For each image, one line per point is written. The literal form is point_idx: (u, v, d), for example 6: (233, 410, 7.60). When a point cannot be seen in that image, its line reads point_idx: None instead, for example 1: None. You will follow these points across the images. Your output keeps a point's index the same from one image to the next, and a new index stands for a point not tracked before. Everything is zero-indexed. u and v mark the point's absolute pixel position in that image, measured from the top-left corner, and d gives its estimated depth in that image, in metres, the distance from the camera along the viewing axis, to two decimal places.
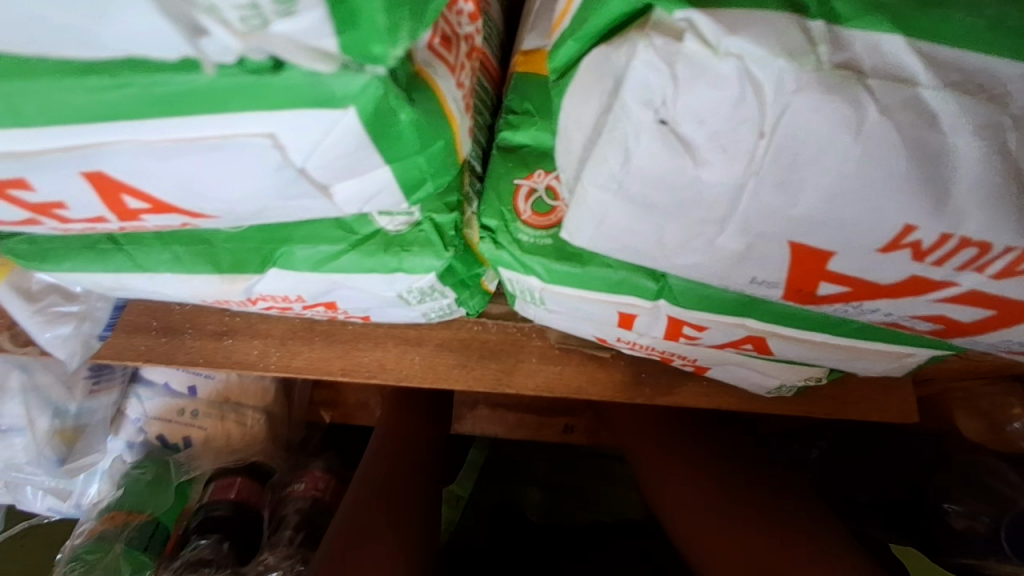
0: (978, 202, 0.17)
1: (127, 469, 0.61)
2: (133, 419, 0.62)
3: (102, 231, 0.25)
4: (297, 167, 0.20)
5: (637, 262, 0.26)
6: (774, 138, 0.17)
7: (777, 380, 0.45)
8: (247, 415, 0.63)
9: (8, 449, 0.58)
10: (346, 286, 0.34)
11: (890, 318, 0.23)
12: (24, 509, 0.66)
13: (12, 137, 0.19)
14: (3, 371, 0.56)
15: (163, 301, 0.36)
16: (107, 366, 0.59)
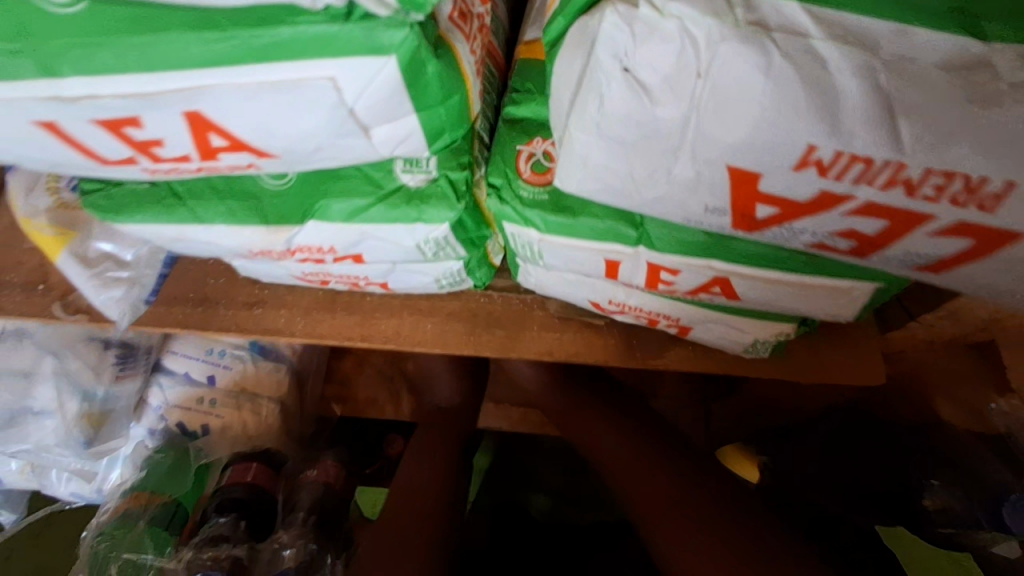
0: (862, 125, 0.22)
1: (149, 453, 0.85)
2: (154, 407, 0.84)
3: (183, 171, 0.33)
4: (349, 106, 0.28)
5: (618, 204, 0.31)
6: (708, 79, 0.23)
7: (751, 337, 0.50)
8: (261, 405, 0.85)
9: (40, 432, 0.80)
10: (374, 237, 0.40)
11: (817, 237, 0.28)
12: (49, 495, 0.92)
13: (140, 80, 0.27)
14: (37, 364, 0.78)
15: (216, 253, 0.42)
16: (130, 358, 0.81)
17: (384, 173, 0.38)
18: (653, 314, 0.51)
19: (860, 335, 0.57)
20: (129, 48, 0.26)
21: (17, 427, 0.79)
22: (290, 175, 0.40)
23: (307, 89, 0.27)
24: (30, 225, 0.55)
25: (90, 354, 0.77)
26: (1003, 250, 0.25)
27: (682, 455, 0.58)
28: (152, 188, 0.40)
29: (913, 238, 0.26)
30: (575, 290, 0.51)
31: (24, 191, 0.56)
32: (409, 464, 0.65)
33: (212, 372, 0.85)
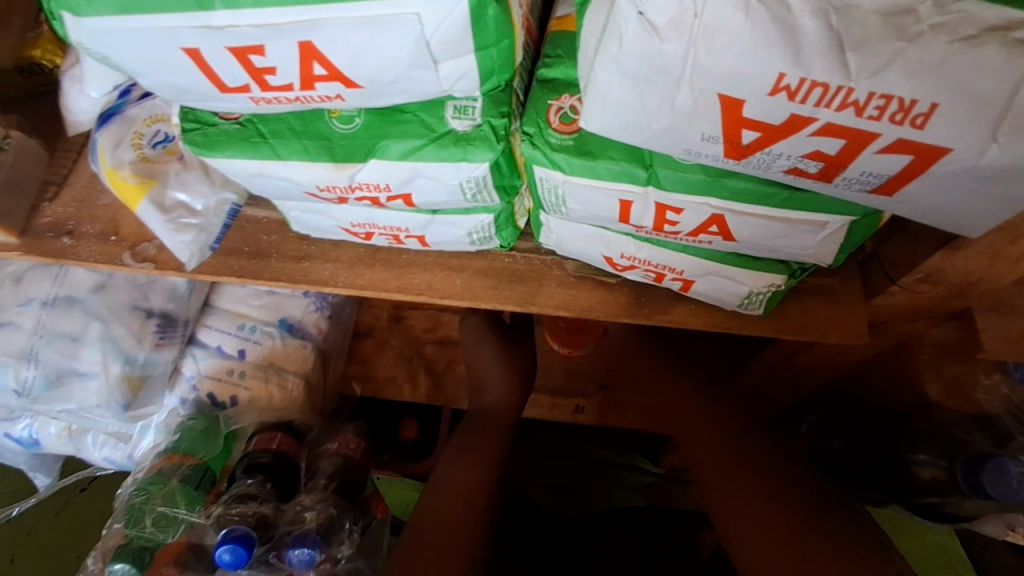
0: (819, 55, 0.30)
1: (182, 419, 0.98)
2: (188, 376, 0.99)
3: (283, 101, 0.42)
4: (427, 39, 0.37)
5: (631, 139, 0.39)
6: (703, 17, 0.31)
7: (747, 288, 0.57)
8: (288, 381, 1.00)
9: (85, 391, 0.93)
10: (423, 175, 0.47)
11: (790, 160, 0.36)
12: (85, 454, 1.07)
13: (269, 14, 0.36)
14: (88, 327, 0.92)
15: (289, 188, 0.50)
16: (169, 329, 0.96)
17: (436, 119, 0.46)
18: (659, 268, 0.58)
19: (845, 298, 0.64)
20: None
21: (64, 386, 0.93)
22: (356, 120, 0.47)
23: (400, 24, 0.36)
24: (115, 174, 0.64)
25: (133, 323, 0.93)
26: (938, 164, 0.34)
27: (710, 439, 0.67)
28: (241, 129, 0.48)
29: (865, 155, 0.34)
30: (592, 245, 0.58)
31: (112, 144, 0.64)
32: (452, 459, 0.77)
33: (241, 347, 1.00)
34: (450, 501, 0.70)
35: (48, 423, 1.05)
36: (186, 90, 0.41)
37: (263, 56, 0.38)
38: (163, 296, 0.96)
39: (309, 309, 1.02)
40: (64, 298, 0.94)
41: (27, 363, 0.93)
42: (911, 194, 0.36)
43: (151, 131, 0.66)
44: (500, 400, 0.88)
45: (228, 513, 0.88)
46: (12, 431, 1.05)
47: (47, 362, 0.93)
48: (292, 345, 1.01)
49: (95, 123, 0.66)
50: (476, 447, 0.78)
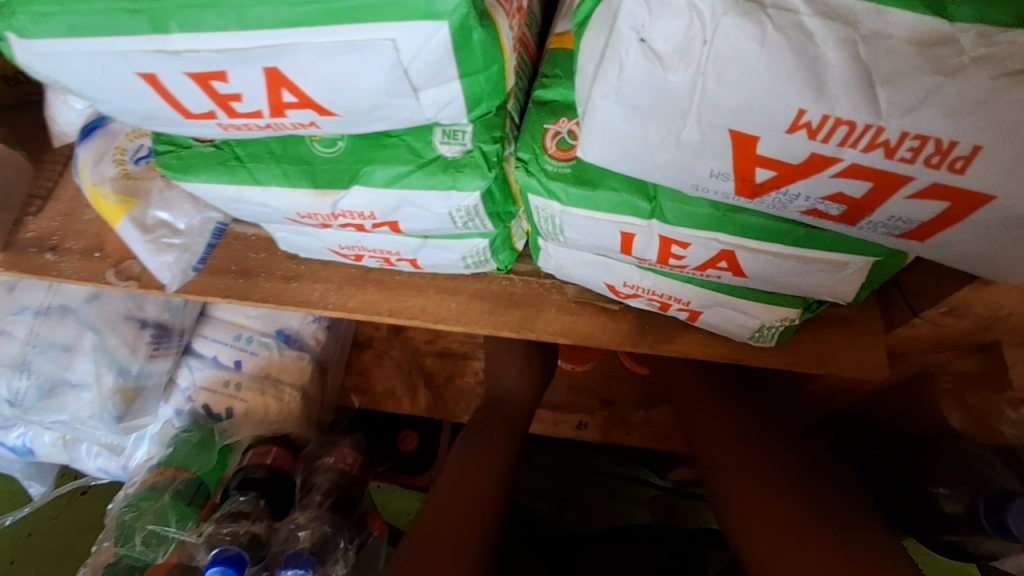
0: (844, 90, 0.27)
1: (177, 431, 0.97)
2: (183, 388, 0.97)
3: (253, 128, 0.39)
4: (405, 66, 0.33)
5: (632, 172, 0.36)
6: (713, 45, 0.27)
7: (758, 321, 0.53)
8: (285, 392, 0.97)
9: (79, 402, 0.91)
10: (410, 203, 0.44)
11: (809, 201, 0.33)
12: (79, 464, 1.05)
13: (233, 37, 0.33)
14: (83, 336, 0.89)
15: (268, 213, 0.47)
16: (163, 339, 0.93)
17: (424, 144, 0.43)
18: (664, 298, 0.55)
19: (863, 327, 0.60)
20: (228, 10, 0.32)
21: (58, 397, 0.91)
22: (339, 144, 0.44)
23: (374, 49, 0.33)
24: (96, 190, 0.61)
25: (127, 333, 0.90)
26: (978, 210, 0.30)
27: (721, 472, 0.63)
28: (217, 152, 0.45)
29: (894, 199, 0.31)
30: (592, 273, 0.55)
31: (93, 158, 0.61)
32: (452, 465, 0.70)
33: (237, 358, 0.97)
34: (450, 509, 0.63)
35: (42, 433, 1.03)
36: (149, 116, 0.38)
37: (227, 82, 0.35)
38: (158, 306, 0.92)
39: (307, 320, 0.99)
40: (58, 307, 0.91)
41: (20, 373, 0.90)
42: (943, 241, 0.33)
43: (134, 146, 0.63)
44: (515, 394, 0.84)
45: (221, 531, 0.85)
46: (6, 439, 1.03)
47: (40, 371, 0.90)
48: (289, 356, 0.98)
49: (79, 137, 0.63)
50: (478, 452, 0.72)
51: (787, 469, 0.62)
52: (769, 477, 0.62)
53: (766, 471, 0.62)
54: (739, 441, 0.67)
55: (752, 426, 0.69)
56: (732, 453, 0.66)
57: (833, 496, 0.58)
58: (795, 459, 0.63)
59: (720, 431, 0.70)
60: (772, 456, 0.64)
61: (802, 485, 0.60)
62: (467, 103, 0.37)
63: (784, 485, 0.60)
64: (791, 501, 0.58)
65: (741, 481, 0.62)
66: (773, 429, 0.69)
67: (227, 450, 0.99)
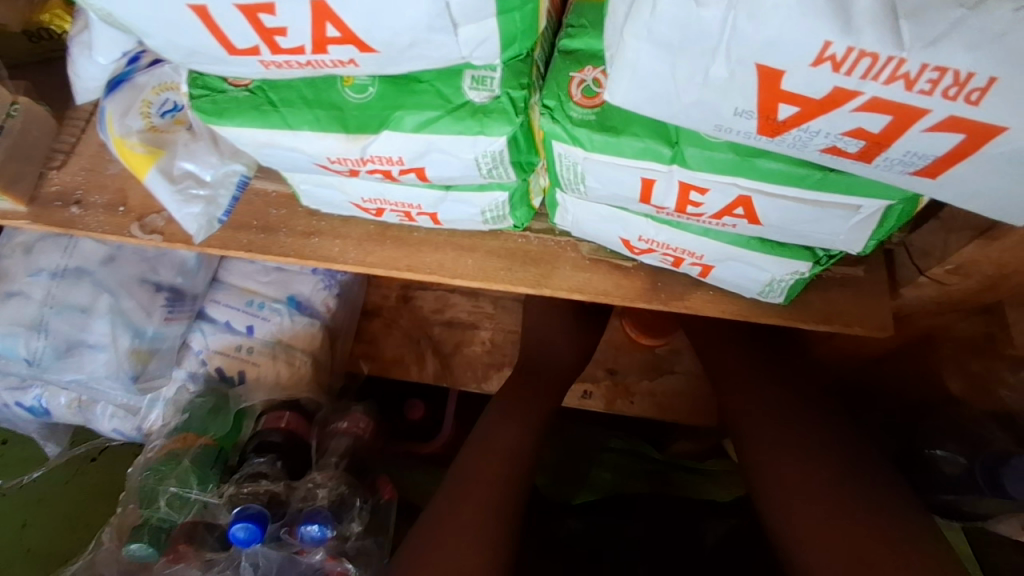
0: (867, 22, 0.29)
1: (191, 395, 1.00)
2: (196, 350, 1.01)
3: (293, 67, 0.40)
4: (447, 1, 0.35)
5: (658, 114, 0.37)
6: None
7: (769, 275, 0.55)
8: (296, 357, 1.01)
9: (97, 363, 0.94)
10: (437, 148, 0.45)
11: (830, 139, 0.34)
12: (93, 424, 1.07)
13: None
14: (97, 296, 0.93)
15: (298, 158, 0.48)
16: (177, 302, 0.97)
17: (453, 89, 0.44)
18: (679, 252, 0.57)
19: (870, 288, 0.62)
20: None
21: (75, 357, 0.94)
22: (370, 89, 0.45)
23: None
24: (123, 143, 0.62)
25: (142, 296, 0.95)
26: (989, 144, 0.32)
27: (757, 442, 0.67)
28: (250, 96, 0.46)
29: (911, 133, 0.33)
30: (609, 227, 0.57)
31: (120, 112, 0.63)
32: (470, 461, 0.71)
33: (250, 322, 1.01)
34: (466, 499, 0.66)
35: (58, 394, 1.05)
36: (194, 53, 0.40)
37: (274, 15, 0.36)
38: (172, 270, 0.97)
39: (318, 287, 1.03)
40: (74, 270, 0.95)
41: (37, 334, 0.94)
42: (956, 178, 0.34)
43: (160, 99, 0.64)
44: (555, 355, 0.88)
45: (241, 491, 0.89)
46: (23, 400, 1.06)
47: (56, 332, 0.94)
48: (300, 322, 1.02)
49: (102, 93, 0.64)
50: (502, 427, 0.75)
51: (823, 464, 0.62)
52: (795, 459, 0.63)
53: (796, 434, 0.65)
54: (759, 416, 0.69)
55: (772, 403, 0.70)
56: (758, 426, 0.68)
57: (856, 460, 0.62)
58: (820, 448, 0.63)
59: (738, 413, 0.72)
60: (797, 437, 0.65)
61: (829, 463, 0.62)
62: (500, 44, 0.39)
63: (811, 468, 0.62)
64: (821, 467, 0.61)
65: (772, 457, 0.65)
66: (796, 408, 0.69)
67: (240, 415, 1.01)
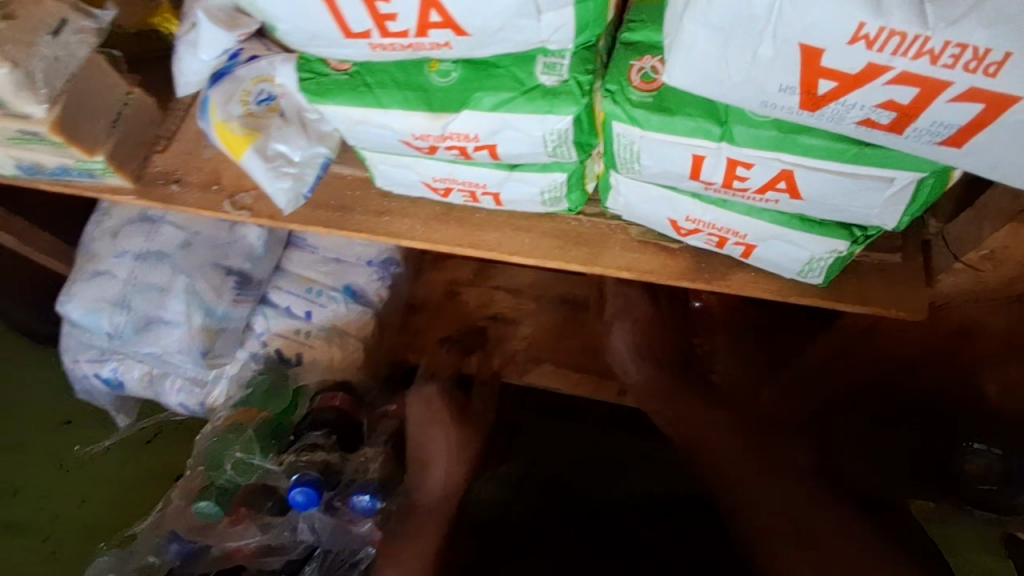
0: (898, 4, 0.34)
1: (255, 372, 1.09)
2: (258, 332, 1.10)
3: (397, 48, 0.47)
4: None
5: (711, 92, 0.42)
6: None
7: (808, 254, 0.59)
8: (350, 342, 1.08)
9: (171, 339, 1.04)
10: (510, 126, 0.51)
11: (864, 111, 0.39)
12: (163, 399, 1.14)
13: None
14: (175, 278, 1.04)
15: (385, 135, 0.55)
16: (245, 287, 1.08)
17: (527, 73, 0.50)
18: (722, 231, 0.61)
19: (904, 273, 0.65)
20: None
21: (151, 332, 1.05)
22: (453, 74, 0.51)
23: None
24: (225, 126, 0.71)
25: (214, 279, 1.05)
26: (1006, 112, 0.36)
27: None
28: (349, 79, 0.53)
29: (937, 103, 0.37)
30: (658, 208, 0.62)
31: (223, 100, 0.72)
32: None
33: (309, 308, 1.09)
34: None
35: (132, 367, 1.13)
36: (315, 35, 0.47)
37: (388, 3, 0.43)
38: (241, 256, 1.08)
39: (371, 278, 1.10)
40: (155, 253, 1.06)
41: (120, 309, 1.06)
42: (979, 146, 0.38)
43: (256, 90, 0.72)
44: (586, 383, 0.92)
45: (298, 460, 0.94)
46: (101, 372, 1.15)
47: (136, 309, 1.06)
48: (355, 310, 1.09)
49: (208, 86, 0.74)
50: None
51: None
52: None
53: None
54: None
55: None
56: None
57: None
58: None
59: None
60: None
61: None
62: (574, 31, 0.46)
63: None
64: None
65: None
66: None
67: (295, 395, 1.06)
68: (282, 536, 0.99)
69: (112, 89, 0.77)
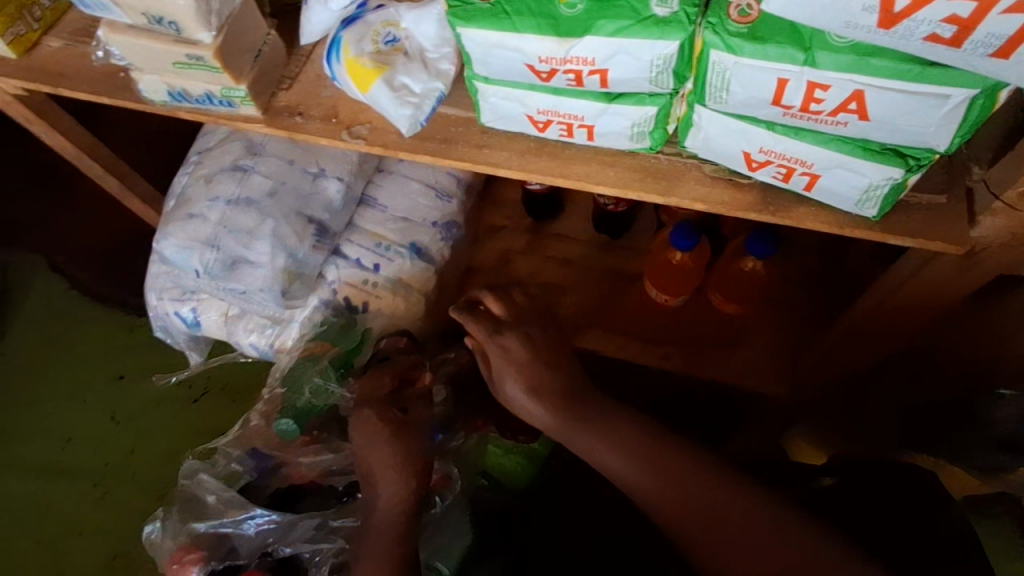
0: None
1: (327, 313, 1.33)
2: (329, 282, 1.33)
3: None
4: None
5: (801, 16, 0.53)
6: None
7: (867, 181, 0.68)
8: (413, 294, 1.34)
9: (257, 276, 1.25)
10: (624, 50, 0.62)
11: (930, 26, 0.50)
12: (234, 338, 1.40)
13: None
14: (263, 223, 1.24)
15: (515, 57, 0.66)
16: (322, 235, 1.29)
17: (644, 6, 0.61)
18: (791, 162, 0.71)
19: (947, 213, 0.75)
20: None
21: (238, 269, 1.25)
22: (579, 6, 0.62)
23: None
24: (357, 61, 0.82)
25: (298, 225, 1.26)
26: None
27: None
28: (490, 8, 0.64)
29: (990, 15, 0.48)
30: (735, 141, 0.72)
31: (356, 39, 0.83)
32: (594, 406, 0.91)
33: (377, 261, 1.33)
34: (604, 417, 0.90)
35: (209, 309, 1.39)
36: None
37: None
38: (320, 207, 1.29)
39: (435, 240, 1.36)
40: (244, 200, 1.26)
41: (211, 248, 1.26)
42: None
43: (384, 32, 0.83)
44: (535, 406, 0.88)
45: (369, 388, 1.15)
46: (182, 310, 1.40)
47: (225, 249, 1.25)
48: (417, 264, 1.34)
49: (341, 27, 0.85)
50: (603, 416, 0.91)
51: None
52: None
53: None
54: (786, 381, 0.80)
55: None
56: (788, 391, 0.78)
57: None
58: None
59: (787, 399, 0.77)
60: None
61: None
62: None
63: None
64: None
65: None
66: None
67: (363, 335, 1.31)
68: (353, 456, 1.17)
69: (257, 30, 0.89)
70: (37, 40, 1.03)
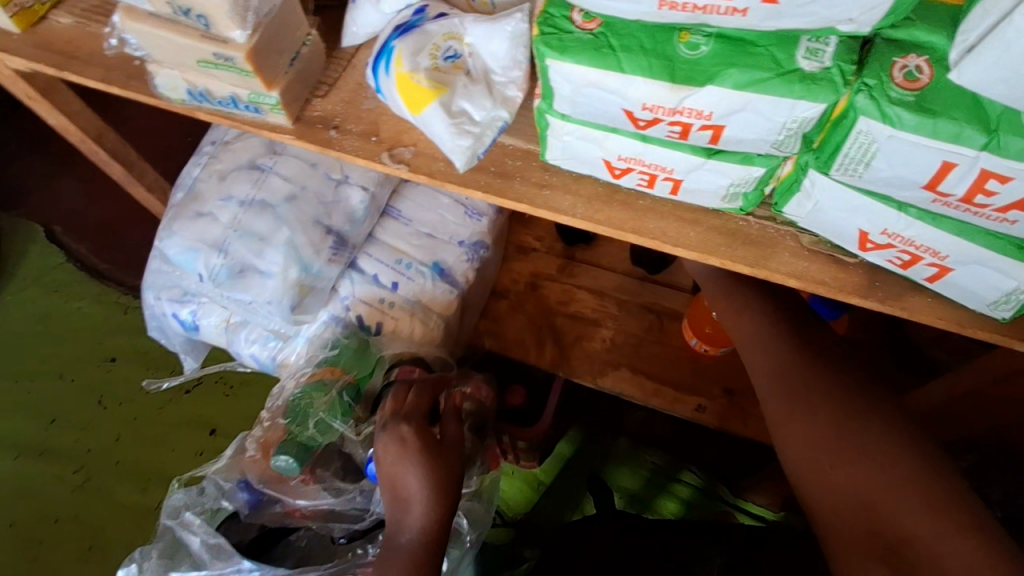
0: None
1: (337, 333, 1.19)
2: (342, 297, 1.20)
3: (680, 10, 0.49)
4: None
5: (1010, 92, 0.45)
6: None
7: (1011, 285, 0.58)
8: (433, 318, 1.21)
9: (263, 288, 1.11)
10: (751, 107, 0.52)
11: None
12: (235, 348, 1.28)
13: None
14: (278, 231, 1.12)
15: (614, 100, 0.55)
16: (340, 247, 1.16)
17: (786, 57, 0.51)
18: (918, 249, 0.60)
19: None
20: None
21: (245, 278, 1.12)
22: (703, 48, 0.52)
23: None
24: (411, 77, 0.71)
25: (316, 236, 1.13)
26: None
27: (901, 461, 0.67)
28: (593, 39, 0.54)
29: None
30: (851, 219, 0.60)
31: (412, 50, 0.71)
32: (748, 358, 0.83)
33: (396, 279, 1.20)
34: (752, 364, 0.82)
35: (211, 312, 1.26)
36: None
37: None
38: (342, 218, 1.16)
39: (460, 260, 1.23)
40: (259, 202, 1.13)
41: (217, 253, 1.13)
42: None
43: (445, 46, 0.72)
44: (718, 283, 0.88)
45: None
46: (180, 312, 1.27)
47: (233, 254, 1.12)
48: (440, 286, 1.22)
49: (392, 35, 0.73)
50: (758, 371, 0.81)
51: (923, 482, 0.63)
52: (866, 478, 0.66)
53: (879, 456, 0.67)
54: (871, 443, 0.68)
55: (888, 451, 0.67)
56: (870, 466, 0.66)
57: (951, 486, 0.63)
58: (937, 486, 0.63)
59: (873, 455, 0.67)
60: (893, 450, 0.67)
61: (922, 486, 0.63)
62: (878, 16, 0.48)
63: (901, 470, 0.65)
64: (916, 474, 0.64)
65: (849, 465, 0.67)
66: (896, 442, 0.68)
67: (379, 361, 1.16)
68: (354, 502, 1.06)
69: (297, 29, 0.78)
70: (44, 13, 0.91)
